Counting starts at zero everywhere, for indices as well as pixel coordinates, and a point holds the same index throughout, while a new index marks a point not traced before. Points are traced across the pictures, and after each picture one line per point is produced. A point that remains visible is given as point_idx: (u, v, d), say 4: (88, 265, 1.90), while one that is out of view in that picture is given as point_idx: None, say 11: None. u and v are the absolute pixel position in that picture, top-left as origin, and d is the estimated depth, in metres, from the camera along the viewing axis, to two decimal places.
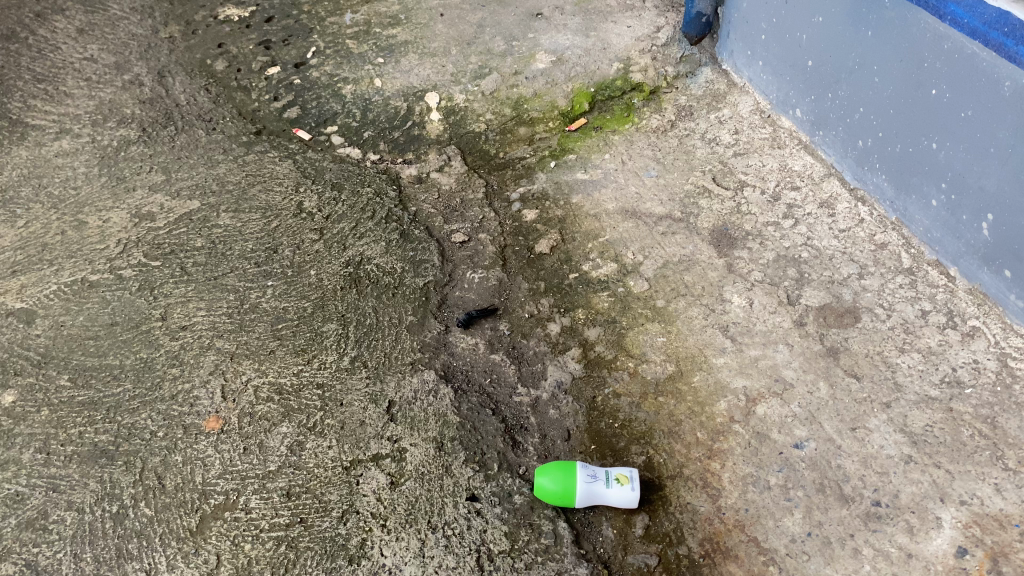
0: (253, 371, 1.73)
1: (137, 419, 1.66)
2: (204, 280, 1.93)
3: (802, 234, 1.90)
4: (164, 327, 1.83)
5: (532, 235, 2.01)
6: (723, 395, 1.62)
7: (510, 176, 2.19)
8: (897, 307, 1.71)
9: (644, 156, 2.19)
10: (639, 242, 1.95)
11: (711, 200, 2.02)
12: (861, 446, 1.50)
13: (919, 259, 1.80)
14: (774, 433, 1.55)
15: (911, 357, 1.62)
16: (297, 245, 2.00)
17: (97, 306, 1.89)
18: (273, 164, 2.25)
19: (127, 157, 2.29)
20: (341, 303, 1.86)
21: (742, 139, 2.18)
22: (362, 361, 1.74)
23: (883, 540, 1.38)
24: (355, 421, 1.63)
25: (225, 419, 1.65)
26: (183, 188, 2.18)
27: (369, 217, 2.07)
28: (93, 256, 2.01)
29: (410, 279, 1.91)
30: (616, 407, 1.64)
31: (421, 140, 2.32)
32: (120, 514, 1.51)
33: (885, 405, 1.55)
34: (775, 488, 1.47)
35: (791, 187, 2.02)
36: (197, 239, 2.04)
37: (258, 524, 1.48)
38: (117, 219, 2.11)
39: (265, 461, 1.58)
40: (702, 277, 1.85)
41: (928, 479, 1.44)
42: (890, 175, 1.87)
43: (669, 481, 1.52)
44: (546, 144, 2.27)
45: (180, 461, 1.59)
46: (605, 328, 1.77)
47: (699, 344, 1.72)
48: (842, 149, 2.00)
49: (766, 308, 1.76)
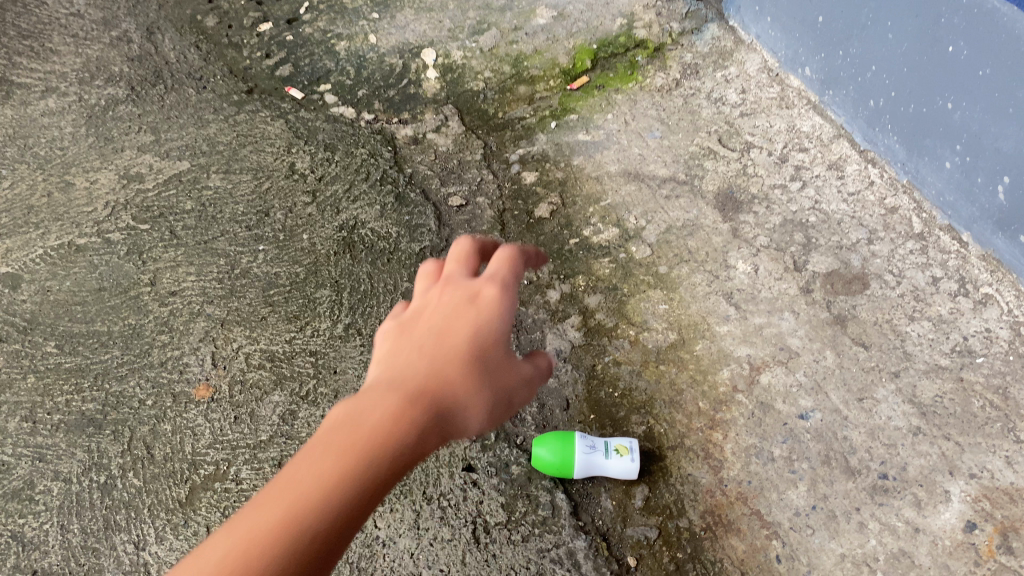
0: (244, 338, 1.69)
1: (125, 387, 1.62)
2: (194, 244, 1.88)
3: (810, 197, 1.84)
4: (153, 292, 1.79)
5: (532, 198, 1.95)
6: (727, 364, 1.58)
7: (509, 136, 2.13)
8: (907, 274, 1.66)
9: (647, 116, 2.12)
10: (641, 206, 1.89)
11: (716, 161, 1.96)
12: (868, 417, 1.46)
13: (931, 224, 1.74)
14: (779, 403, 1.51)
15: (921, 326, 1.57)
16: (289, 208, 1.94)
17: (85, 271, 1.84)
18: (265, 124, 2.18)
19: (115, 116, 2.23)
20: (334, 268, 1.81)
21: (749, 98, 2.11)
22: (355, 328, 1.69)
23: (890, 514, 1.35)
24: (349, 389, 1.59)
25: (215, 387, 1.61)
26: (172, 148, 2.12)
27: (364, 180, 2.01)
28: (80, 219, 1.95)
29: (406, 244, 1.86)
30: (616, 375, 1.59)
31: (417, 98, 2.24)
32: (108, 484, 1.48)
33: (893, 375, 1.51)
34: (779, 460, 1.44)
35: (800, 148, 1.95)
36: (186, 201, 1.98)
37: (249, 495, 1.45)
38: (104, 180, 2.05)
39: (257, 430, 1.54)
40: (706, 242, 1.79)
41: (937, 452, 1.40)
42: (903, 136, 1.80)
43: (670, 452, 1.48)
44: (547, 103, 2.20)
45: (169, 430, 1.55)
46: (606, 295, 1.72)
47: (702, 311, 1.67)
48: (853, 110, 1.94)
49: (772, 275, 1.70)
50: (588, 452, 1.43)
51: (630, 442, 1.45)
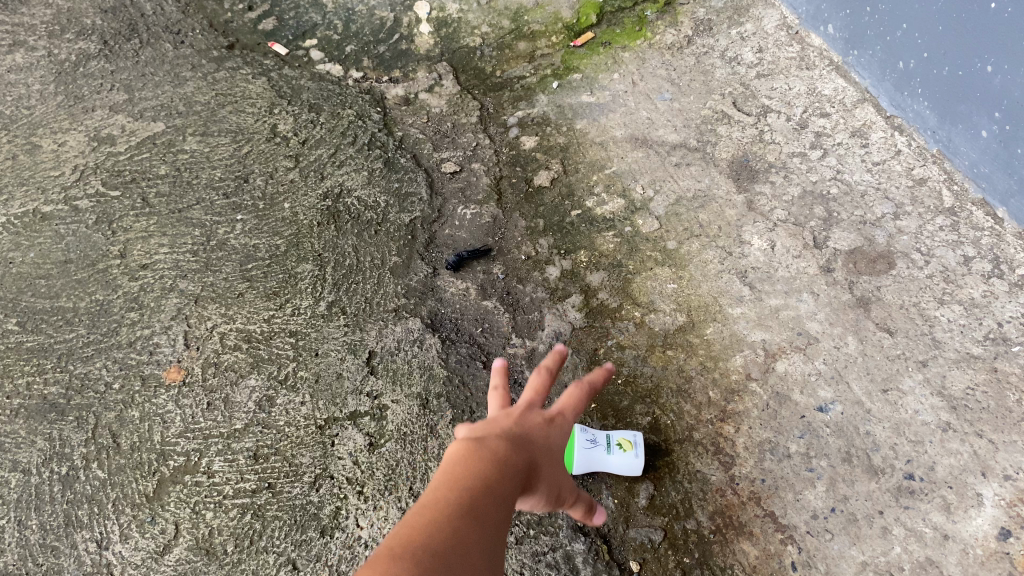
0: (219, 317, 1.57)
1: (91, 369, 1.51)
2: (167, 213, 1.75)
3: (831, 166, 1.71)
4: (123, 265, 1.66)
5: (531, 165, 1.82)
6: (740, 349, 1.46)
7: (507, 98, 1.98)
8: (937, 253, 1.53)
9: (657, 77, 1.97)
10: (649, 175, 1.76)
11: (730, 127, 1.82)
12: (893, 410, 1.35)
13: (962, 197, 1.60)
14: (796, 394, 1.39)
15: (951, 310, 1.45)
16: (270, 174, 1.81)
17: (50, 241, 1.71)
18: (246, 82, 2.04)
19: (86, 73, 2.08)
20: (317, 240, 1.68)
21: (767, 58, 1.96)
22: (339, 307, 1.57)
23: (916, 519, 1.23)
24: (331, 374, 1.48)
25: (187, 370, 1.50)
26: (147, 108, 1.98)
27: (350, 143, 1.87)
28: (46, 184, 1.82)
29: (396, 214, 1.73)
30: (620, 361, 1.48)
31: (410, 56, 2.10)
32: (69, 476, 1.37)
33: (920, 364, 1.39)
34: (795, 457, 1.32)
35: (820, 113, 1.81)
36: (160, 166, 1.85)
37: (222, 490, 1.34)
38: (73, 142, 1.91)
39: (231, 418, 1.43)
40: (718, 215, 1.66)
41: (968, 450, 1.28)
42: (935, 102, 1.66)
43: (677, 446, 1.37)
44: (548, 61, 2.05)
45: (137, 417, 1.44)
46: (609, 273, 1.60)
47: (713, 292, 1.54)
48: (880, 72, 1.79)
49: (790, 252, 1.58)
50: (590, 446, 1.32)
51: (633, 435, 1.34)
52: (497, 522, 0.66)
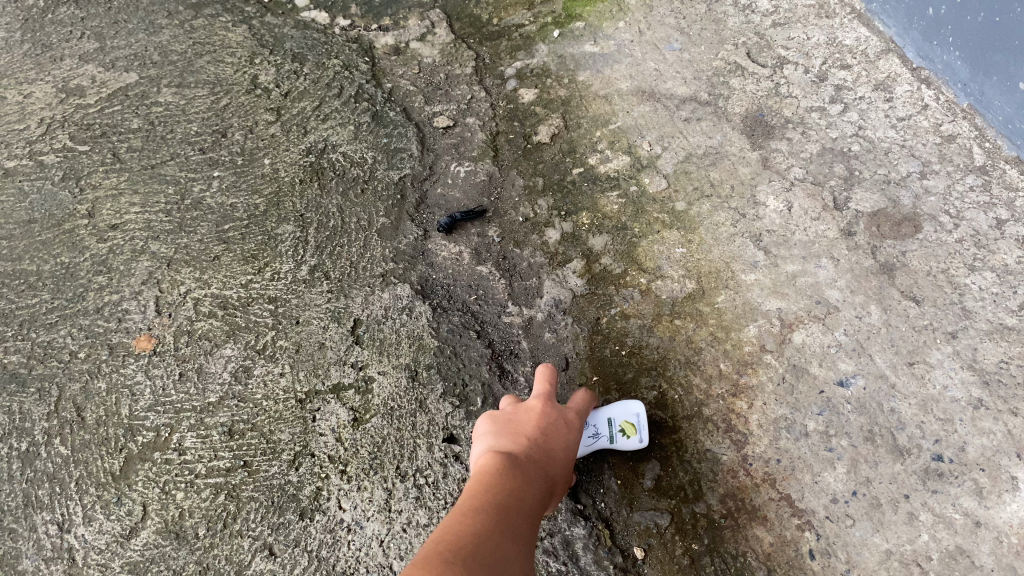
0: (193, 281, 1.46)
1: (54, 337, 1.40)
2: (140, 169, 1.63)
3: (852, 122, 1.59)
4: (91, 226, 1.55)
5: (530, 120, 1.70)
6: (754, 319, 1.35)
7: (505, 47, 1.85)
8: (967, 215, 1.42)
9: (665, 26, 1.84)
10: (656, 131, 1.64)
11: (744, 79, 1.70)
12: (920, 385, 1.24)
13: (995, 155, 1.48)
14: (814, 367, 1.29)
15: (983, 278, 1.34)
16: (250, 128, 1.69)
17: (13, 200, 1.60)
18: (225, 30, 1.90)
19: (54, 20, 1.95)
20: (299, 200, 1.56)
21: (783, 6, 1.83)
22: (323, 271, 1.46)
23: (946, 504, 1.13)
24: (313, 343, 1.37)
25: (159, 339, 1.39)
26: (119, 58, 1.85)
27: (336, 95, 1.75)
28: (10, 138, 1.70)
29: (384, 172, 1.61)
30: (624, 331, 1.37)
31: (401, 2, 1.96)
32: (30, 453, 1.27)
33: (950, 336, 1.28)
34: (813, 436, 1.22)
35: (840, 65, 1.69)
36: (132, 119, 1.72)
37: (194, 469, 1.24)
38: (40, 93, 1.78)
39: (205, 391, 1.33)
40: (731, 174, 1.54)
41: (1002, 430, 1.18)
42: (967, 51, 1.54)
43: (686, 423, 1.27)
44: (549, 9, 1.92)
45: (103, 389, 1.33)
46: (613, 236, 1.49)
47: (725, 257, 1.43)
48: (906, 20, 1.66)
49: (808, 214, 1.46)
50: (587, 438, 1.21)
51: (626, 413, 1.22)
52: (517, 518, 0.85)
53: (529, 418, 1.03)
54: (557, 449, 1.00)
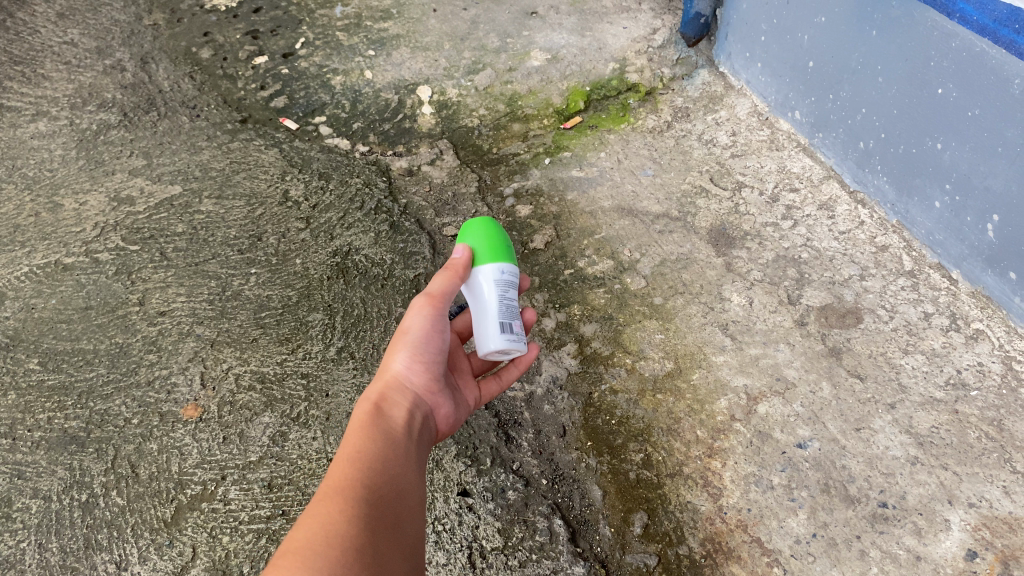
0: (234, 359, 1.66)
1: (110, 405, 1.58)
2: (185, 266, 1.85)
3: (801, 235, 1.87)
4: (142, 311, 1.75)
5: (526, 230, 1.96)
6: (724, 393, 1.57)
7: (503, 171, 2.14)
8: (900, 309, 1.68)
9: (640, 156, 2.15)
10: (635, 240, 1.91)
11: (708, 200, 1.99)
12: (866, 446, 1.46)
13: (921, 262, 1.78)
14: (777, 432, 1.50)
15: (915, 359, 1.59)
16: (282, 233, 1.93)
17: (71, 289, 1.81)
18: (259, 152, 2.18)
19: (106, 141, 2.20)
20: (327, 292, 1.79)
21: (740, 141, 2.16)
22: (349, 352, 1.67)
23: (890, 542, 1.33)
24: (341, 412, 1.56)
25: (204, 408, 1.57)
26: (164, 173, 2.10)
27: (358, 208, 2.01)
28: (68, 239, 1.93)
29: (401, 270, 1.84)
30: (613, 403, 1.58)
31: (413, 133, 2.26)
32: (89, 503, 1.43)
33: (889, 406, 1.51)
34: (778, 488, 1.42)
35: (790, 188, 2.00)
36: (177, 224, 1.96)
37: (238, 516, 1.41)
38: (94, 201, 2.02)
39: (246, 451, 1.50)
40: (700, 276, 1.81)
41: (935, 481, 1.40)
42: (893, 177, 1.85)
43: (669, 480, 1.46)
44: (540, 141, 2.23)
45: (155, 449, 1.51)
46: (601, 325, 1.72)
47: (698, 342, 1.67)
48: (843, 151, 1.99)
49: (767, 308, 1.72)
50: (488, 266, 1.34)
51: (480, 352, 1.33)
52: (359, 479, 0.96)
53: (376, 385, 1.18)
54: (390, 407, 1.13)
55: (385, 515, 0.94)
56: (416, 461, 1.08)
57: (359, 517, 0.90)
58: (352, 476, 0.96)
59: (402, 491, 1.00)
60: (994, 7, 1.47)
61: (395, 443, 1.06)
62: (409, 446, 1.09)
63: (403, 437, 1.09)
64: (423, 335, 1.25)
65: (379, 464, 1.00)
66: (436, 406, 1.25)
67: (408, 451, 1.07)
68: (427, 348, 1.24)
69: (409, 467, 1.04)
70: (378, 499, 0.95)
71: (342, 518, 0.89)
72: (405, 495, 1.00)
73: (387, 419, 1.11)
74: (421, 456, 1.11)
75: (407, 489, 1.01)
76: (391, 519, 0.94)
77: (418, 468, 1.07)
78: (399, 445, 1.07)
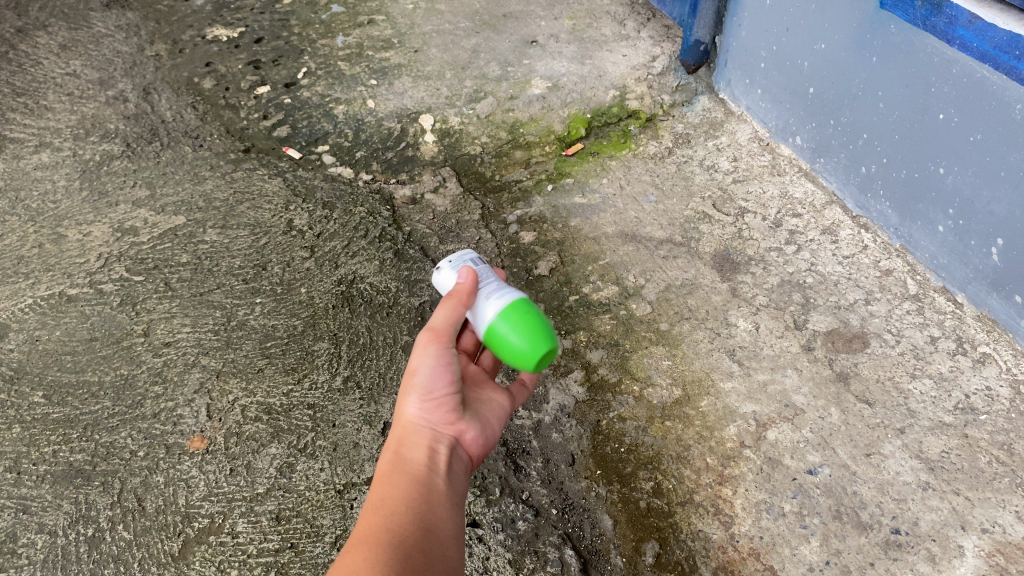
0: (240, 390, 1.65)
1: (115, 438, 1.57)
2: (190, 296, 1.85)
3: (805, 260, 1.88)
4: (147, 343, 1.75)
5: (530, 257, 1.96)
6: (733, 420, 1.57)
7: (507, 199, 2.15)
8: (906, 333, 1.69)
9: (642, 182, 2.16)
10: (639, 266, 1.91)
11: (711, 225, 2.00)
12: (877, 472, 1.45)
13: (925, 285, 1.79)
14: (787, 459, 1.49)
15: (923, 383, 1.59)
16: (287, 262, 1.93)
17: (75, 321, 1.80)
18: (262, 181, 2.18)
19: (109, 171, 2.21)
20: (332, 321, 1.79)
21: (741, 166, 2.17)
22: (355, 382, 1.66)
23: (905, 569, 1.32)
24: (348, 443, 1.55)
25: (210, 439, 1.56)
26: (168, 203, 2.10)
27: (362, 236, 2.01)
28: (71, 270, 1.92)
29: (406, 298, 1.84)
30: (622, 431, 1.57)
31: (416, 161, 2.27)
32: (96, 537, 1.42)
33: (899, 431, 1.51)
34: (789, 515, 1.41)
35: (793, 214, 2.01)
36: (181, 255, 1.96)
37: (246, 550, 1.40)
38: (98, 233, 2.02)
39: (254, 483, 1.49)
40: (705, 301, 1.81)
41: (948, 507, 1.39)
42: (895, 202, 1.86)
43: (679, 508, 1.45)
44: (543, 168, 2.24)
45: (161, 482, 1.50)
46: (607, 352, 1.72)
47: (705, 368, 1.67)
48: (844, 177, 2.00)
49: (773, 333, 1.72)
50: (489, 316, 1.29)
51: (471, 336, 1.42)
52: (381, 526, 0.96)
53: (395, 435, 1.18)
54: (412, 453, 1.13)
55: (414, 556, 0.93)
56: (445, 500, 1.06)
57: (385, 561, 0.90)
58: (375, 526, 0.96)
59: (431, 529, 1.00)
60: (993, 35, 1.48)
61: (419, 487, 1.06)
62: (434, 485, 1.07)
63: (429, 478, 1.08)
64: (433, 372, 1.18)
65: (403, 510, 1.00)
66: (463, 432, 1.20)
67: (433, 492, 1.06)
68: (437, 381, 1.18)
69: (438, 508, 1.04)
70: (405, 545, 0.94)
71: (367, 564, 0.89)
72: (434, 533, 0.99)
73: (407, 465, 1.09)
74: (453, 492, 1.10)
75: (436, 527, 1.01)
76: (422, 559, 0.94)
77: (449, 506, 1.06)
78: (426, 486, 1.07)
